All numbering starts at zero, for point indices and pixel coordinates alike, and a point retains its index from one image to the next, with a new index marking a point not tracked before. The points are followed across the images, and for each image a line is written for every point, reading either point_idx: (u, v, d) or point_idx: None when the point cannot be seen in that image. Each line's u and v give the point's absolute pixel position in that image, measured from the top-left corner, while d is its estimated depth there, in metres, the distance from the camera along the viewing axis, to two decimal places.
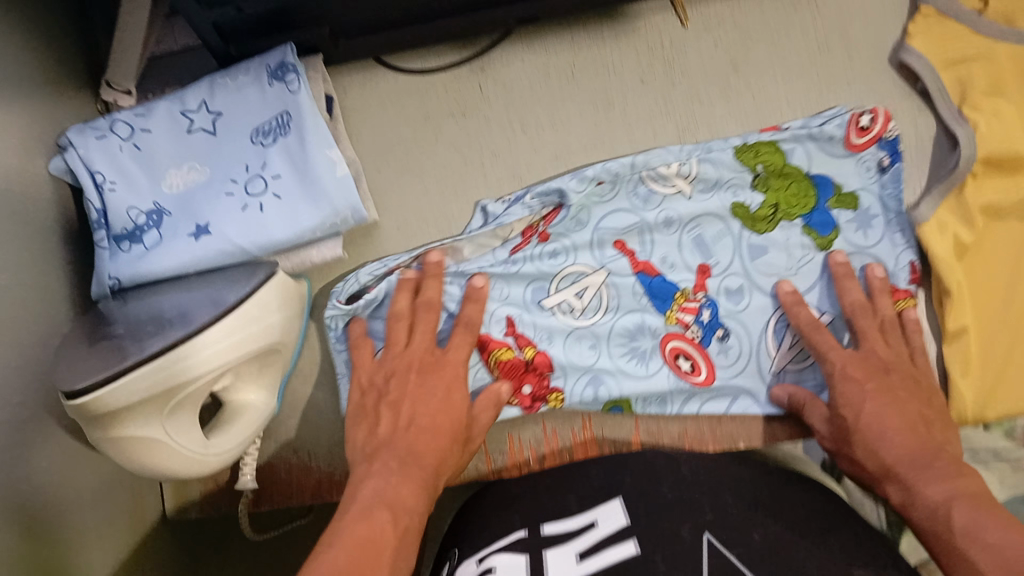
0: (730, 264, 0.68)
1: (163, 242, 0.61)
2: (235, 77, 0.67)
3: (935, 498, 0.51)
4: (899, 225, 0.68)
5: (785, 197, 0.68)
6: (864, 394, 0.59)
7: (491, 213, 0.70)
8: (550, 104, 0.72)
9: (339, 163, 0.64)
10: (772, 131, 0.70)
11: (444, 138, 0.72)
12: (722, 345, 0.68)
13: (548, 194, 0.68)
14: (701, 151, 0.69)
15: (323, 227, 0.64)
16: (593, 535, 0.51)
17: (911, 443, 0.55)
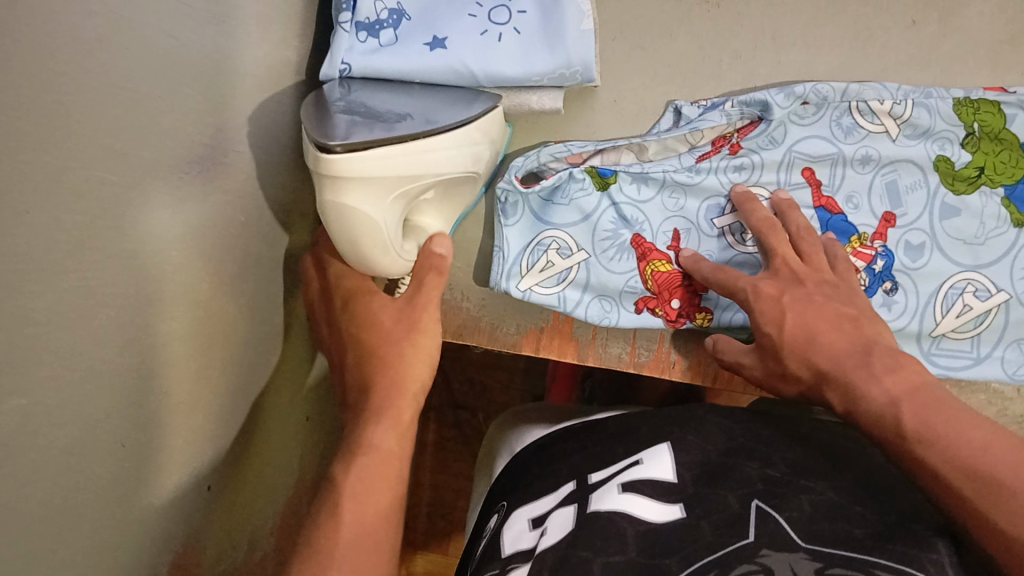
0: (918, 219, 0.63)
1: (399, 43, 0.62)
2: None
3: (877, 401, 0.49)
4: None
5: (994, 162, 0.63)
6: (783, 305, 0.57)
7: (682, 115, 0.66)
8: (807, 22, 0.69)
9: (587, 18, 0.64)
10: (998, 91, 0.63)
11: (690, 25, 0.69)
12: (888, 298, 0.63)
13: (751, 105, 0.64)
14: (920, 95, 0.64)
15: (551, 76, 0.64)
16: (634, 476, 0.54)
17: (838, 342, 0.54)
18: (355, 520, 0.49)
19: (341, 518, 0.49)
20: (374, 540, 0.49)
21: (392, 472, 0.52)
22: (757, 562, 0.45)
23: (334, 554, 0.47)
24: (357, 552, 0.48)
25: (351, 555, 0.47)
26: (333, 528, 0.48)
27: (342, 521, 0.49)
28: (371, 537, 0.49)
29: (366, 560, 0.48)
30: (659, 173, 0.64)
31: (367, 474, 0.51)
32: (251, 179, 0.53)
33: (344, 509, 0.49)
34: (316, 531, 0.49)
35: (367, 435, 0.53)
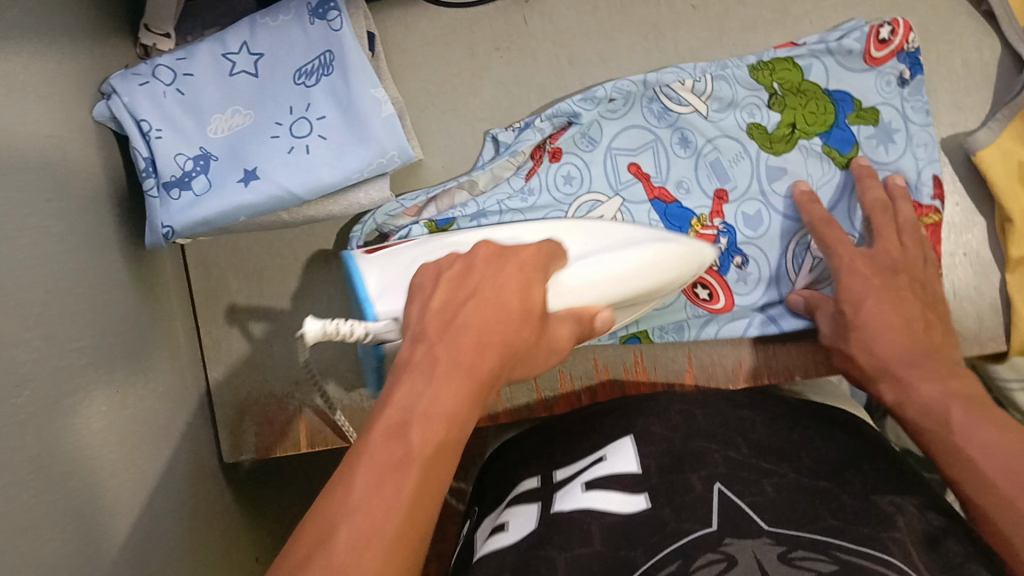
0: (748, 188, 0.67)
1: (213, 188, 0.62)
2: (276, 17, 0.66)
3: (929, 397, 0.53)
4: (922, 141, 0.67)
5: (803, 114, 0.67)
6: (870, 286, 0.60)
7: (502, 142, 0.69)
8: (598, 36, 0.70)
9: (385, 102, 0.64)
10: (788, 47, 0.68)
11: (490, 75, 0.71)
12: (741, 272, 0.67)
13: (559, 114, 0.67)
14: (716, 67, 0.68)
15: (370, 168, 0.63)
16: (602, 475, 0.54)
17: (903, 335, 0.57)
18: (472, 323, 0.45)
19: (400, 389, 0.41)
20: (444, 426, 0.40)
21: (450, 448, 0.40)
22: (718, 551, 0.43)
23: (406, 421, 0.39)
24: (450, 360, 0.42)
25: (439, 375, 0.41)
26: (433, 314, 0.46)
27: (449, 344, 0.43)
28: (510, 316, 0.46)
29: (450, 390, 0.41)
30: (493, 206, 0.66)
31: (466, 274, 0.48)
32: (94, 388, 0.55)
33: (443, 308, 0.46)
34: (399, 369, 0.43)
35: (434, 392, 0.41)
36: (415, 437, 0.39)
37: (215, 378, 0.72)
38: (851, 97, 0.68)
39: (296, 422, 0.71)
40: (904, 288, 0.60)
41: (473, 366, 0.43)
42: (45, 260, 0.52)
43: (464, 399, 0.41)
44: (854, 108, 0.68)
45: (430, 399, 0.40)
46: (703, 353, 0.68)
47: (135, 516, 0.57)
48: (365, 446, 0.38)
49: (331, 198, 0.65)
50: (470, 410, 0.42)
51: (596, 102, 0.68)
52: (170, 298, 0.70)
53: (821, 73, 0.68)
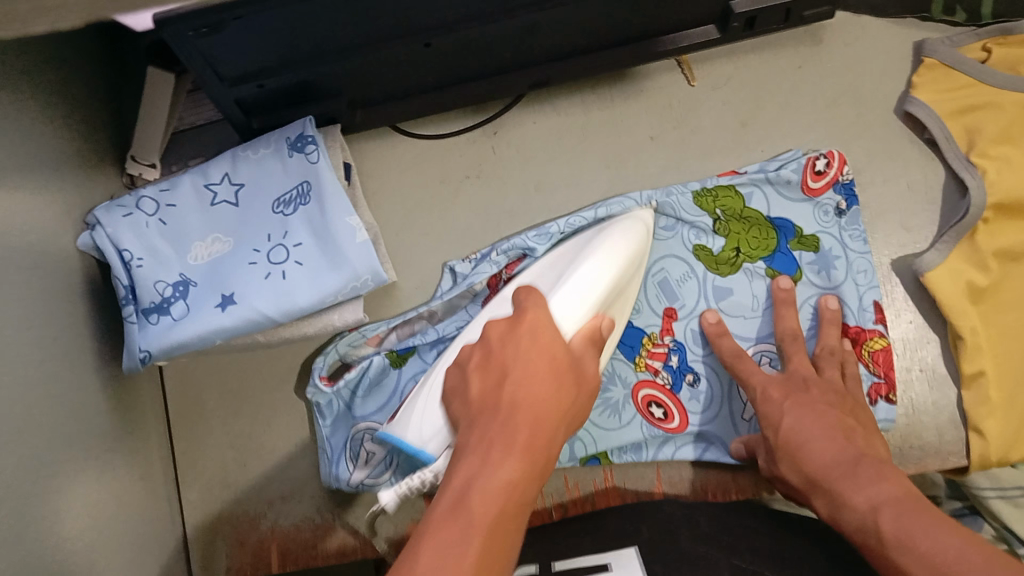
0: (696, 307, 0.70)
1: (191, 313, 0.64)
2: (256, 149, 0.69)
3: (861, 508, 0.50)
4: (862, 268, 0.69)
5: (746, 239, 0.70)
6: (783, 407, 0.60)
7: (459, 273, 0.71)
8: (564, 163, 0.74)
9: (359, 229, 0.67)
10: (730, 175, 0.71)
11: (462, 202, 0.74)
12: (693, 391, 0.69)
13: (514, 248, 0.70)
14: (662, 194, 0.71)
15: (345, 292, 0.66)
16: None
17: (833, 450, 0.55)
18: (512, 397, 0.44)
19: (457, 473, 0.41)
20: (505, 495, 0.39)
21: (516, 520, 0.39)
22: None
23: (464, 493, 0.39)
24: (498, 433, 0.42)
25: (495, 457, 0.41)
26: (476, 406, 0.45)
27: (490, 424, 0.43)
28: (541, 375, 0.45)
29: (514, 462, 0.41)
30: (452, 333, 0.69)
31: (505, 342, 0.49)
32: (70, 506, 0.55)
33: (483, 400, 0.46)
34: (460, 455, 0.43)
35: (490, 468, 0.40)
36: (475, 508, 0.38)
37: (188, 499, 0.72)
38: (793, 224, 0.70)
39: (269, 541, 0.71)
40: (817, 397, 0.60)
41: (526, 440, 0.42)
42: (25, 378, 0.53)
43: (527, 470, 0.41)
44: (796, 235, 0.70)
45: (484, 475, 0.40)
46: (672, 468, 0.69)
47: None
48: (427, 524, 0.38)
49: (305, 320, 0.67)
50: (533, 483, 0.41)
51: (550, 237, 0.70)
52: (148, 420, 0.70)
53: (761, 200, 0.71)
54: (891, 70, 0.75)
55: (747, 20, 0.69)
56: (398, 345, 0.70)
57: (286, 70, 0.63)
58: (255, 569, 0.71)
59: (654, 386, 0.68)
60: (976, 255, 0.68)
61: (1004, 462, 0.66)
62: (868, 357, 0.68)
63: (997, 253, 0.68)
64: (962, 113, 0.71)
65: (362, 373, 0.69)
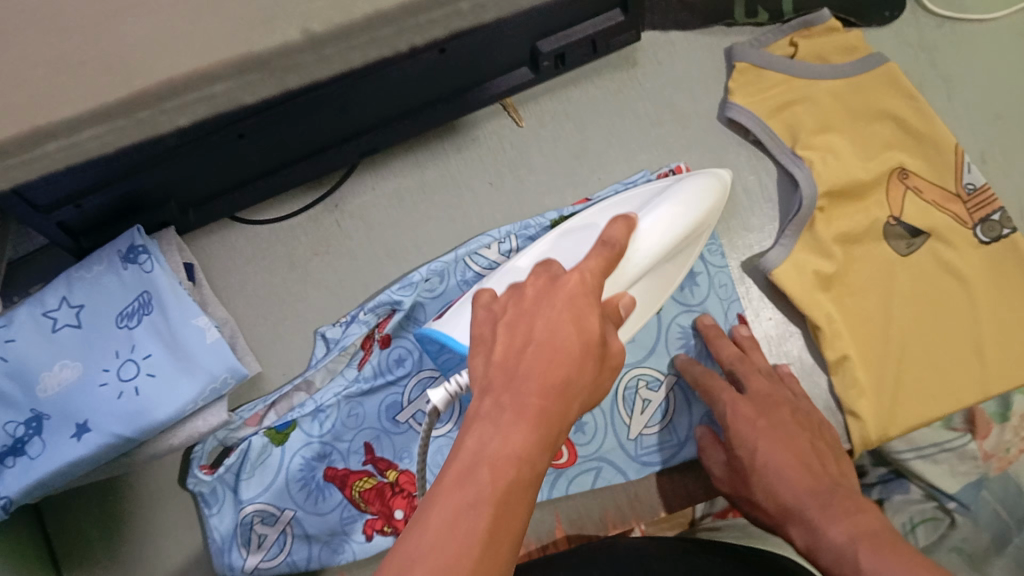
0: None
1: (48, 448, 0.62)
2: (90, 268, 0.67)
3: (839, 538, 0.48)
4: (721, 281, 0.71)
5: None
6: (755, 430, 0.59)
7: (331, 338, 0.71)
8: (411, 224, 0.74)
9: (209, 328, 0.66)
10: (583, 204, 0.71)
11: (314, 281, 0.73)
12: (578, 424, 0.67)
13: (382, 304, 0.70)
14: (519, 228, 0.72)
15: (204, 395, 0.65)
16: None
17: (808, 479, 0.54)
18: (537, 368, 0.39)
19: (468, 436, 0.37)
20: (514, 468, 0.35)
21: (524, 493, 0.35)
22: None
23: (472, 468, 0.35)
24: (508, 408, 0.37)
25: (508, 422, 0.37)
26: (495, 365, 0.40)
27: (501, 389, 0.38)
28: (569, 353, 0.40)
29: (520, 431, 0.36)
30: (331, 401, 0.69)
31: (513, 303, 0.44)
32: None
33: (506, 356, 0.40)
34: (465, 421, 0.38)
35: (502, 444, 0.36)
36: (483, 478, 0.35)
37: None
38: None
39: None
40: (787, 421, 0.60)
41: (539, 407, 0.37)
42: None
43: (536, 442, 0.36)
44: None
45: (495, 448, 0.36)
46: (569, 507, 0.68)
47: None
48: (429, 495, 0.35)
49: (169, 431, 0.65)
50: (543, 453, 0.37)
51: (414, 287, 0.70)
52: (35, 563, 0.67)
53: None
54: (707, 81, 0.77)
55: (556, 57, 0.70)
56: (277, 421, 0.68)
57: (107, 188, 0.62)
58: None
59: None
60: (818, 244, 0.70)
61: (882, 438, 0.67)
62: None
63: (837, 238, 0.70)
64: (780, 109, 0.74)
65: (243, 456, 0.66)
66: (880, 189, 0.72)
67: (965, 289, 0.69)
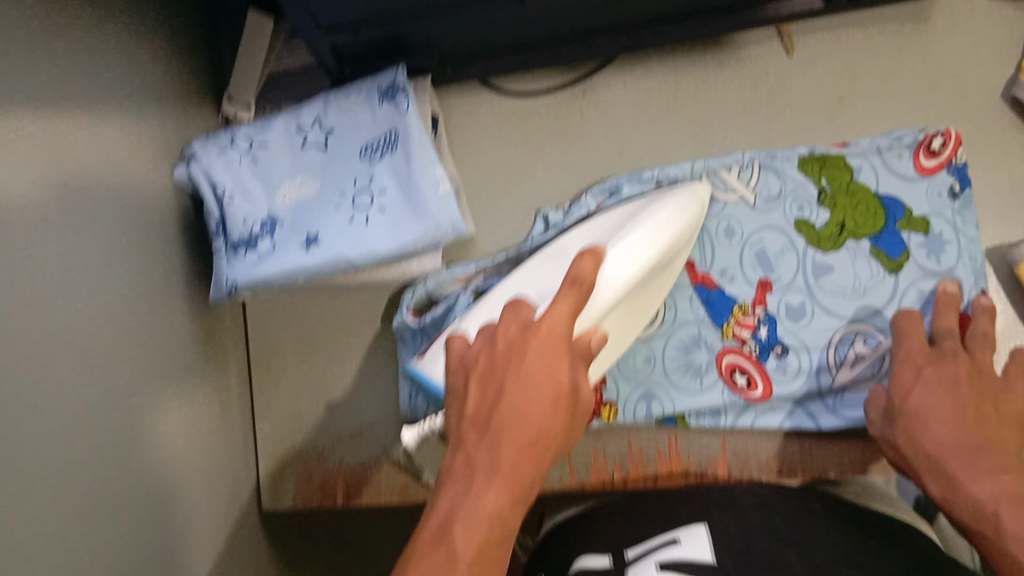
0: (793, 280, 0.68)
1: (276, 251, 0.65)
2: (349, 96, 0.71)
3: (980, 498, 0.50)
4: (970, 254, 0.67)
5: (853, 215, 0.68)
6: (918, 376, 0.58)
7: (551, 221, 0.71)
8: (651, 129, 0.74)
9: (443, 182, 0.67)
10: (839, 147, 0.70)
11: (544, 160, 0.74)
12: (780, 361, 0.68)
13: (609, 197, 0.70)
14: (766, 156, 0.71)
15: (425, 240, 0.66)
16: (672, 560, 0.53)
17: (955, 428, 0.54)
18: (508, 418, 0.43)
19: (444, 500, 0.42)
20: (487, 526, 0.40)
21: (498, 548, 0.40)
22: None
23: (447, 525, 0.40)
24: (487, 463, 0.42)
25: (478, 483, 0.41)
26: (472, 415, 0.45)
27: (472, 447, 0.43)
28: (535, 408, 0.43)
29: (491, 492, 0.41)
30: None
31: (492, 350, 0.47)
32: (148, 428, 0.57)
33: (478, 410, 0.45)
34: (439, 483, 0.43)
35: (477, 500, 0.40)
36: (459, 541, 0.39)
37: (263, 429, 0.75)
38: (902, 203, 0.68)
39: (336, 476, 0.72)
40: (957, 361, 0.58)
41: (508, 466, 0.42)
42: (112, 300, 0.54)
43: (505, 498, 0.41)
44: (905, 215, 0.68)
45: (469, 507, 0.40)
46: (738, 440, 0.68)
47: (173, 559, 0.58)
48: (414, 553, 0.40)
49: (383, 266, 0.68)
50: (516, 505, 0.41)
51: (647, 188, 0.71)
52: (230, 350, 0.73)
53: (870, 174, 0.69)
54: (995, 58, 0.71)
55: None
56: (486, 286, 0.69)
57: (385, 24, 0.64)
58: (320, 501, 0.71)
59: (738, 353, 0.68)
60: None
61: None
62: None
63: None
64: None
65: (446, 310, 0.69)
66: None
67: None
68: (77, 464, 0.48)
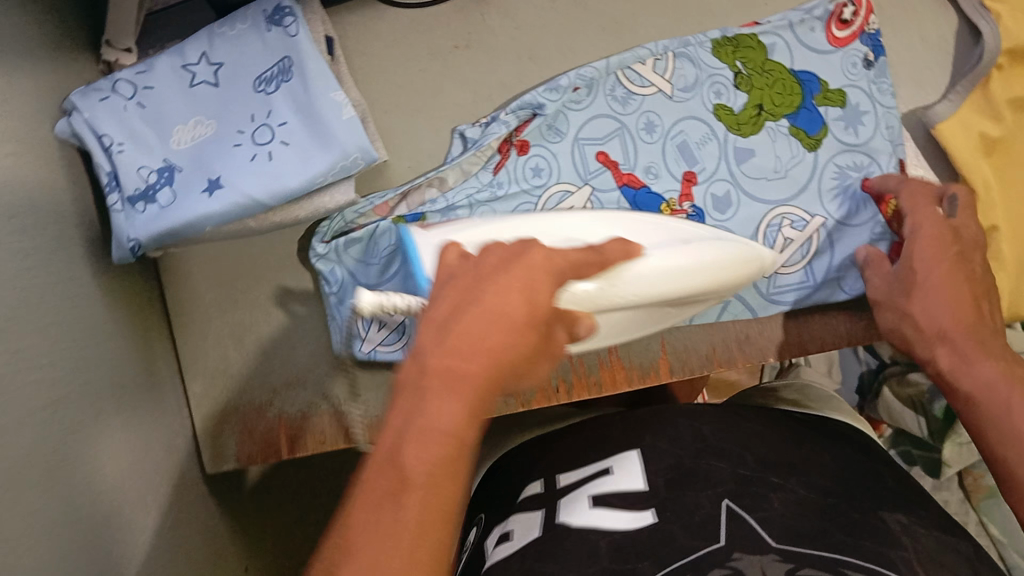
0: (716, 170, 0.67)
1: (178, 199, 0.62)
2: (234, 26, 0.66)
3: (980, 374, 0.49)
4: (887, 123, 0.67)
5: (770, 96, 0.67)
6: (941, 262, 0.57)
7: (469, 138, 0.69)
8: (558, 30, 0.71)
9: (345, 106, 0.64)
10: (751, 26, 0.69)
11: (450, 73, 0.71)
12: None
13: (524, 106, 0.68)
14: (678, 45, 0.69)
15: (333, 171, 0.63)
16: (605, 488, 0.52)
17: (968, 313, 0.54)
18: (470, 332, 0.33)
19: (395, 414, 0.32)
20: (444, 443, 0.31)
21: (455, 468, 0.32)
22: (728, 567, 0.43)
23: (396, 448, 0.31)
24: (464, 371, 0.32)
25: (432, 391, 0.32)
26: (429, 323, 0.34)
27: (427, 347, 0.33)
28: (506, 320, 0.33)
29: (441, 399, 0.31)
30: (464, 201, 0.66)
31: (469, 271, 0.36)
32: (68, 405, 0.52)
33: (449, 313, 0.34)
34: (394, 392, 0.33)
35: (420, 414, 0.31)
36: (410, 456, 0.31)
37: (192, 391, 0.71)
38: (817, 78, 0.68)
39: (276, 428, 0.70)
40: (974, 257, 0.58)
41: (461, 370, 0.32)
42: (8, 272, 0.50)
43: (469, 413, 0.32)
44: (821, 89, 0.67)
45: (424, 419, 0.31)
46: (676, 339, 0.67)
47: (119, 539, 0.54)
48: (364, 479, 0.32)
49: (293, 204, 0.65)
50: (477, 422, 0.32)
51: (560, 93, 0.68)
52: (146, 313, 0.69)
53: (784, 52, 0.68)
54: None
55: None
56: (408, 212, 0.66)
57: None
58: (263, 457, 0.70)
59: None
60: (988, 106, 0.66)
61: (1013, 315, 0.65)
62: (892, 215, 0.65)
63: (1009, 103, 0.65)
64: None
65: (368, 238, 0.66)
66: None
67: None
68: (13, 447, 0.45)
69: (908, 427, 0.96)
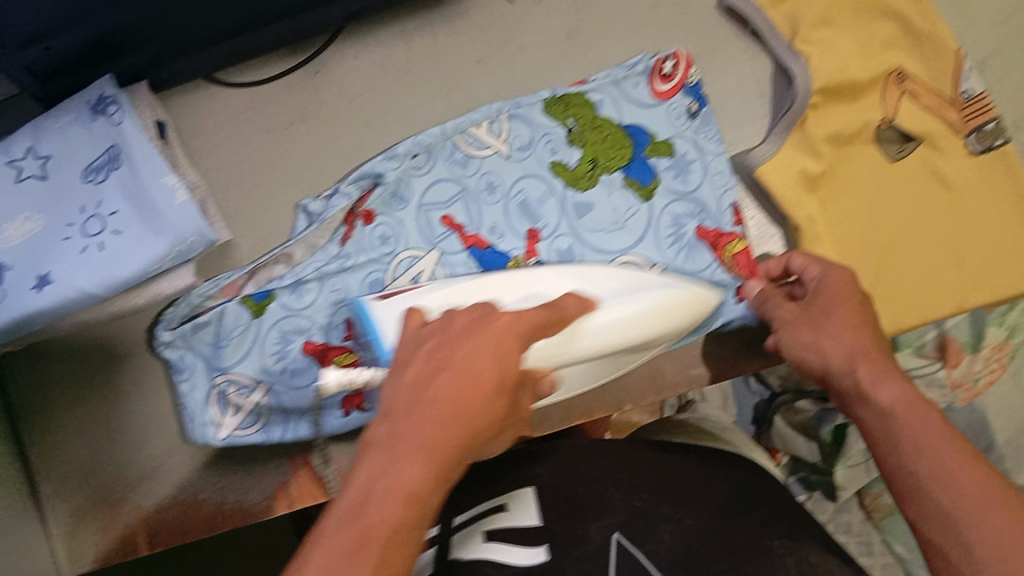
0: (558, 225, 0.68)
1: (8, 297, 0.58)
2: (57, 118, 0.65)
3: (886, 408, 0.49)
4: (717, 169, 0.70)
5: (602, 150, 0.69)
6: (832, 290, 0.56)
7: (312, 212, 0.69)
8: (393, 98, 0.72)
9: (179, 190, 0.63)
10: (578, 84, 0.71)
11: (287, 148, 0.71)
12: None
13: (364, 177, 0.68)
14: (511, 106, 0.71)
15: (171, 256, 0.61)
16: (501, 525, 0.51)
17: (863, 338, 0.53)
18: (434, 395, 0.41)
19: (361, 469, 0.39)
20: (402, 505, 0.38)
21: (415, 521, 0.38)
22: None
23: (362, 500, 0.38)
24: (418, 437, 0.39)
25: (400, 453, 0.39)
26: (402, 388, 0.42)
27: (396, 416, 0.41)
28: (473, 390, 0.41)
29: (409, 467, 0.38)
30: (311, 275, 0.66)
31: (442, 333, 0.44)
32: None
33: (416, 381, 0.42)
34: (361, 449, 0.40)
35: (396, 473, 0.38)
36: (372, 516, 0.37)
37: (46, 493, 0.68)
38: (645, 130, 0.70)
39: (134, 523, 0.68)
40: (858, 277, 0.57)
41: (430, 439, 0.39)
42: None
43: (428, 474, 0.39)
44: (649, 141, 0.70)
45: (386, 482, 0.38)
46: None
47: None
48: (321, 536, 0.37)
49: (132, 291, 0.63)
50: (435, 485, 0.39)
51: (399, 160, 0.68)
52: None
53: (612, 107, 0.70)
54: None
55: None
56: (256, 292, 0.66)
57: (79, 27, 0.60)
58: (122, 555, 0.68)
59: None
60: (808, 143, 0.69)
61: None
62: (729, 259, 0.68)
63: (827, 138, 0.69)
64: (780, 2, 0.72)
65: (216, 320, 0.65)
66: (875, 91, 0.70)
67: (950, 199, 0.69)
68: None
69: (801, 454, 0.97)
